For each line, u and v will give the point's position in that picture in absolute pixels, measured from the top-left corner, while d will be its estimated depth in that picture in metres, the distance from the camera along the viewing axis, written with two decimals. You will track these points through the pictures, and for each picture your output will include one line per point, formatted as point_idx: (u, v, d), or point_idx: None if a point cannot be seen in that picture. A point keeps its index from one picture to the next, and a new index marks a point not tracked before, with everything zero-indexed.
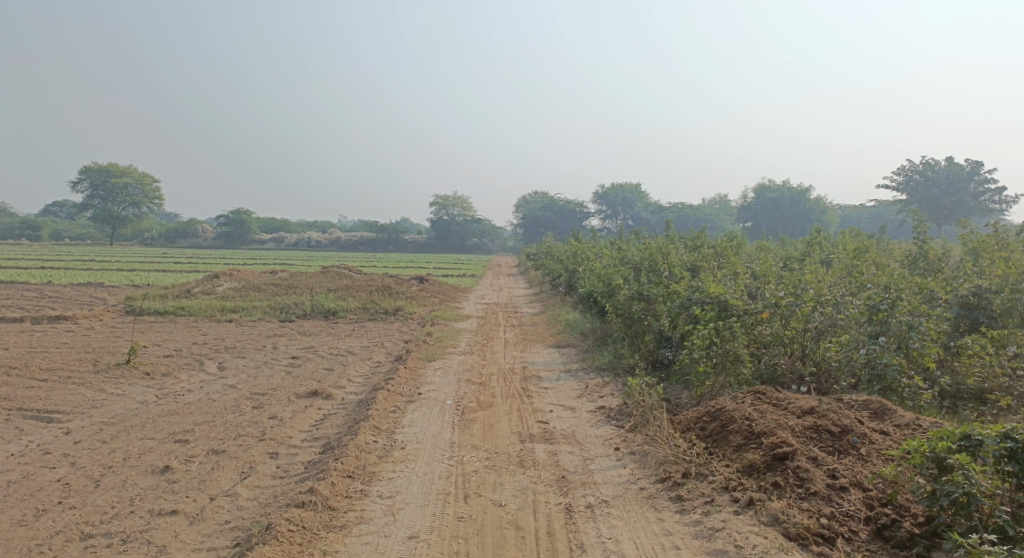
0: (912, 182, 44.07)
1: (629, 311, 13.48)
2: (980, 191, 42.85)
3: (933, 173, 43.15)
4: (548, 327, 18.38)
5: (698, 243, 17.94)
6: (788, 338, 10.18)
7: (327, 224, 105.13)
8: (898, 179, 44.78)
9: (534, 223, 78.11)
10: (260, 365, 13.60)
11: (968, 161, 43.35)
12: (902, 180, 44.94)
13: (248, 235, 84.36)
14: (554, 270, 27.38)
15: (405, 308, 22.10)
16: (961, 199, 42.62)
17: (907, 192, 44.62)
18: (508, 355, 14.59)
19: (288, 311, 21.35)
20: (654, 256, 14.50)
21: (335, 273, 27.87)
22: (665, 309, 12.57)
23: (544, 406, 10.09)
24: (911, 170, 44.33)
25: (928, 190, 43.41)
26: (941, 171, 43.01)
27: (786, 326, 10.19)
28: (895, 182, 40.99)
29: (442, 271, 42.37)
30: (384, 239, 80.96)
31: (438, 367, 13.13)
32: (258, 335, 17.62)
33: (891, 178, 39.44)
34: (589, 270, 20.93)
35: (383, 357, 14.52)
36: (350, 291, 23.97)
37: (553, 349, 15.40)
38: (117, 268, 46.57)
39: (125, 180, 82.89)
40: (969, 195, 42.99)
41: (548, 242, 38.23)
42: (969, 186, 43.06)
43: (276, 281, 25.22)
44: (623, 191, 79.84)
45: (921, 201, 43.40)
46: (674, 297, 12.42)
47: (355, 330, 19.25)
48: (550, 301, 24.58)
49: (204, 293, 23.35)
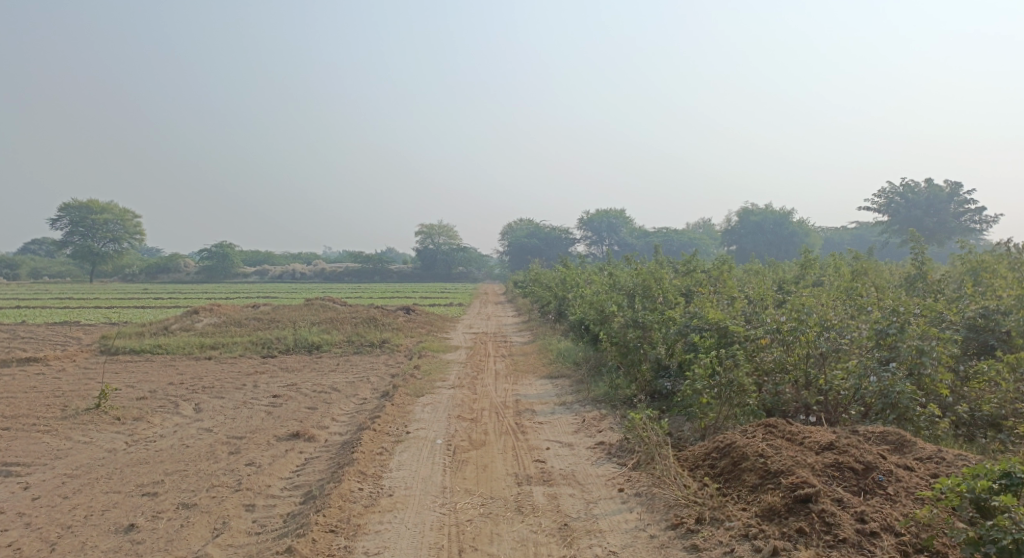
0: (894, 203, 44.20)
1: (623, 338, 13.01)
2: (961, 211, 42.98)
3: (914, 193, 43.29)
4: (539, 357, 17.85)
5: (690, 267, 17.57)
6: (791, 365, 9.74)
7: (312, 256, 104.39)
8: (881, 199, 44.89)
9: (520, 250, 77.84)
10: (239, 405, 12.98)
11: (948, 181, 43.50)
12: (885, 201, 45.05)
13: (231, 269, 83.43)
14: (542, 297, 26.91)
15: (391, 340, 21.51)
16: (943, 219, 42.74)
17: (889, 212, 44.72)
18: (499, 387, 14.05)
19: (270, 347, 20.70)
20: (647, 281, 14.07)
21: (319, 305, 27.27)
22: (662, 336, 12.12)
23: (540, 443, 9.55)
24: (893, 190, 44.46)
25: (910, 211, 43.52)
26: (921, 191, 43.13)
27: (790, 352, 9.76)
28: (877, 203, 41.05)
29: (429, 300, 41.82)
30: (369, 270, 80.36)
31: (426, 402, 12.56)
32: (238, 373, 16.97)
33: (874, 199, 39.43)
34: (579, 297, 20.48)
35: (369, 393, 13.94)
36: (335, 324, 23.36)
37: (545, 380, 14.87)
38: (95, 305, 45.55)
39: (105, 217, 81.91)
40: (950, 215, 43.08)
41: (535, 269, 37.82)
42: (950, 205, 43.17)
43: (258, 315, 24.57)
44: (608, 217, 79.83)
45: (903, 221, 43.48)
46: (670, 324, 11.99)
47: (340, 365, 18.64)
48: (539, 330, 24.07)
49: (183, 330, 22.66)
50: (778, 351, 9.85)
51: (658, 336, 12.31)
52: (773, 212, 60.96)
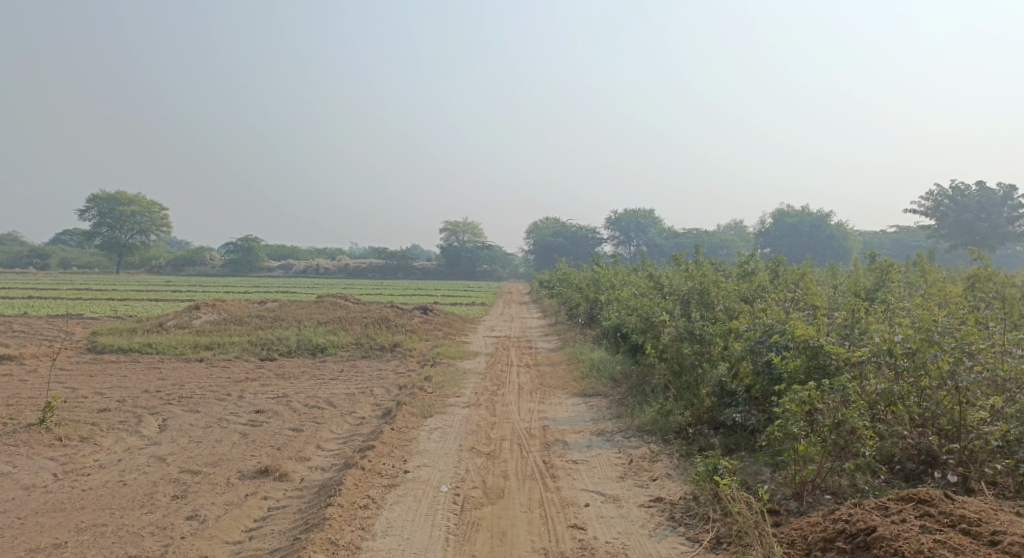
0: (941, 206, 40.99)
1: (677, 351, 10.71)
2: (1013, 216, 39.87)
3: (964, 196, 40.25)
4: (569, 369, 15.54)
5: (745, 269, 15.16)
6: (902, 396, 7.56)
7: (336, 252, 103.17)
8: (927, 202, 41.89)
9: (547, 249, 75.58)
10: (212, 422, 10.86)
11: (1001, 184, 40.31)
12: (932, 204, 41.97)
13: (255, 262, 82.21)
14: (571, 298, 24.57)
15: (404, 344, 19.34)
16: (995, 223, 39.59)
17: (935, 217, 41.66)
18: (525, 409, 11.75)
19: (269, 349, 18.62)
20: (701, 280, 11.72)
21: (329, 302, 25.22)
22: (728, 350, 9.83)
23: (576, 496, 7.29)
24: (941, 193, 41.51)
25: (959, 215, 40.41)
26: (972, 195, 40.06)
27: (902, 382, 7.62)
28: (923, 207, 38.26)
29: (450, 299, 39.69)
30: (392, 267, 78.65)
31: (434, 427, 10.32)
32: (227, 379, 14.88)
33: (921, 200, 36.71)
34: (616, 301, 18.12)
35: (369, 411, 11.74)
36: (344, 324, 21.24)
37: (578, 399, 12.57)
38: (110, 297, 44.07)
39: (132, 208, 80.97)
40: (1003, 219, 39.95)
41: (563, 269, 35.52)
42: (1002, 210, 40.04)
43: (262, 312, 22.51)
44: (637, 217, 77.42)
45: (952, 227, 40.40)
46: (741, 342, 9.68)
47: (344, 372, 16.49)
48: (568, 335, 21.71)
49: (178, 327, 20.68)
50: (889, 381, 7.68)
51: (721, 354, 10.02)
52: (810, 215, 58.07)
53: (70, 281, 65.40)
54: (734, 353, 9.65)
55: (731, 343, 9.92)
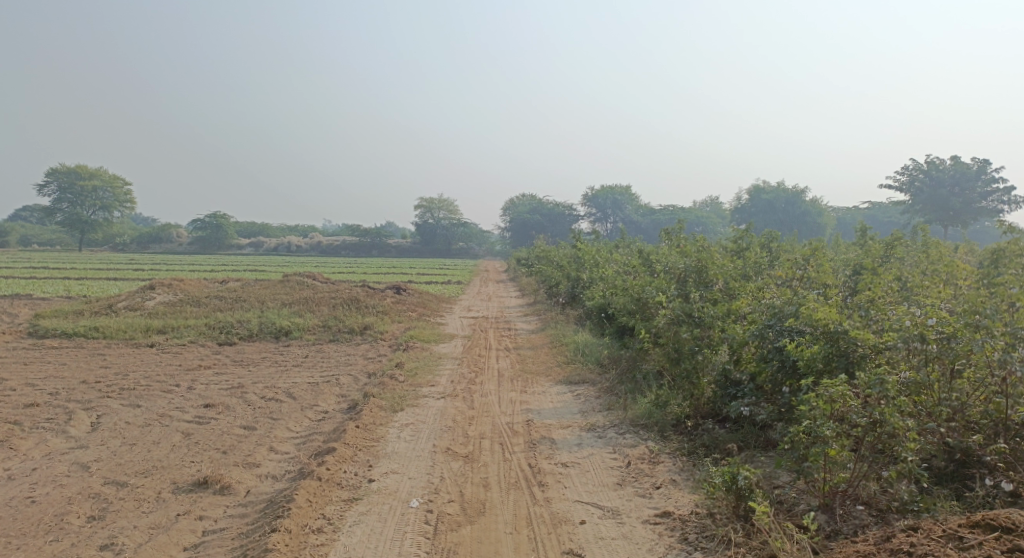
0: (916, 182, 40.38)
1: (671, 335, 9.60)
2: (988, 190, 39.24)
3: (939, 171, 39.54)
4: (552, 353, 14.46)
5: (740, 240, 14.04)
6: (939, 388, 6.61)
7: (307, 230, 101.00)
8: (902, 178, 41.16)
9: (523, 226, 74.34)
10: (153, 419, 9.62)
11: (976, 158, 39.62)
12: (907, 180, 41.36)
13: (224, 240, 79.95)
14: (551, 277, 23.46)
15: (375, 326, 18.12)
16: (969, 199, 39.10)
17: (911, 192, 40.98)
18: (507, 400, 10.65)
19: (228, 333, 17.30)
20: (697, 256, 10.63)
21: (295, 282, 23.85)
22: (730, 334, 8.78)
23: (569, 511, 6.22)
24: (917, 168, 40.80)
25: (934, 190, 39.70)
26: (947, 169, 39.35)
27: (935, 370, 6.64)
28: (898, 181, 37.51)
29: (426, 278, 38.46)
30: (365, 244, 77.01)
31: (405, 424, 9.19)
32: (178, 367, 13.59)
33: (896, 176, 35.89)
34: (600, 280, 17.03)
35: (333, 404, 10.56)
36: (310, 305, 19.96)
37: (563, 388, 11.50)
38: (66, 276, 42.09)
39: (95, 183, 78.00)
40: (978, 194, 39.31)
41: (540, 246, 34.36)
42: (977, 184, 39.37)
43: (222, 293, 21.09)
44: (613, 194, 76.40)
45: (928, 201, 39.73)
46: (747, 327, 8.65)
47: (309, 358, 15.27)
48: (548, 315, 20.62)
49: (131, 308, 19.26)
50: (917, 369, 6.71)
51: (723, 339, 8.96)
52: (785, 191, 57.37)
53: (30, 260, 62.85)
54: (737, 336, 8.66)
55: (735, 327, 8.85)
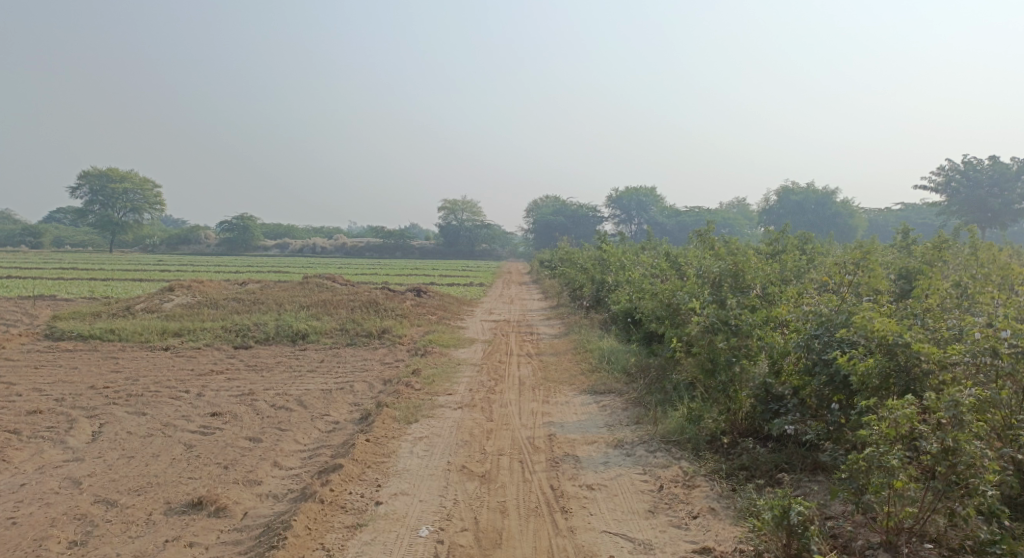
0: (952, 182, 38.96)
1: (706, 344, 8.95)
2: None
3: (976, 171, 38.11)
4: (576, 360, 13.82)
5: (775, 241, 13.27)
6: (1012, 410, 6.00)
7: (332, 232, 101.27)
8: (936, 180, 39.78)
9: (547, 228, 73.63)
10: (156, 429, 9.15)
11: (1014, 158, 38.17)
12: (942, 180, 39.99)
13: (251, 241, 80.30)
14: (576, 279, 22.81)
15: (393, 330, 17.60)
16: (1008, 199, 37.70)
17: (945, 193, 39.60)
18: (528, 411, 10.03)
19: (244, 337, 16.88)
20: (733, 259, 9.96)
21: (315, 284, 23.44)
22: (772, 345, 8.14)
23: (595, 544, 5.64)
24: (952, 169, 39.41)
25: (970, 191, 38.29)
26: (984, 169, 37.93)
27: (1008, 390, 6.05)
28: (933, 182, 36.25)
29: (448, 280, 38.04)
30: (389, 246, 76.85)
31: (419, 437, 8.61)
32: (190, 372, 13.15)
33: (928, 177, 34.68)
34: (626, 284, 16.36)
35: (345, 413, 10.02)
36: (328, 308, 19.51)
37: (588, 399, 10.86)
38: (91, 277, 42.21)
39: (125, 185, 78.78)
40: (1016, 196, 37.85)
41: (563, 248, 33.70)
42: (1016, 185, 37.90)
43: (241, 295, 20.72)
44: (638, 195, 75.44)
45: (963, 203, 38.34)
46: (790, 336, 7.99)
47: (324, 363, 14.78)
48: (572, 319, 19.95)
49: (147, 310, 18.93)
50: (987, 388, 6.10)
51: (763, 349, 8.32)
52: (814, 192, 56.03)
53: (60, 261, 63.51)
54: (779, 347, 8.02)
55: (777, 337, 8.20)
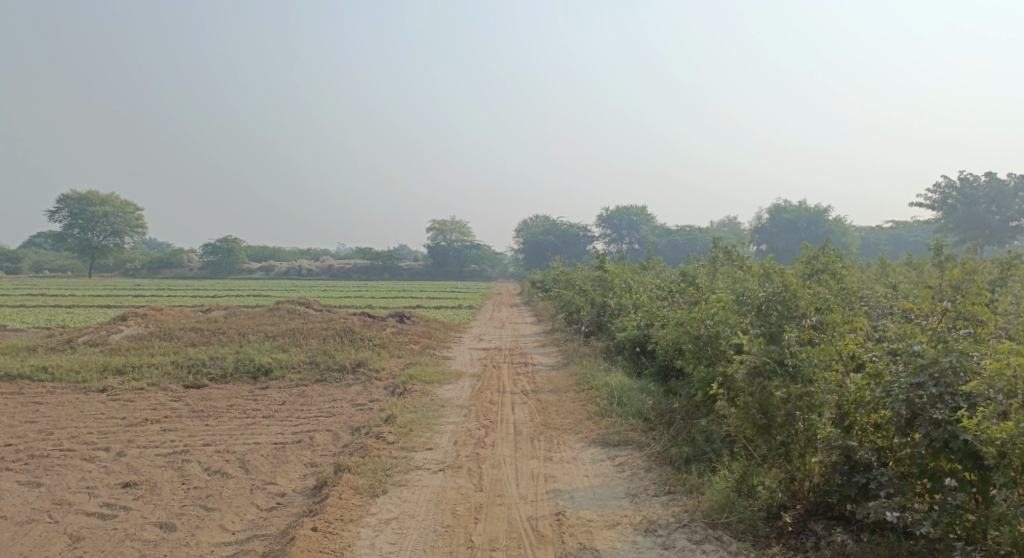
0: (950, 198, 36.73)
1: (756, 391, 6.92)
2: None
3: (972, 188, 35.67)
4: (580, 398, 11.79)
5: (816, 258, 11.28)
6: None
7: (319, 254, 99.32)
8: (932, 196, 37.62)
9: (536, 248, 71.59)
10: (43, 510, 7.05)
11: (1011, 175, 36.11)
12: (939, 197, 37.87)
13: (234, 264, 77.97)
14: (572, 302, 20.79)
15: (369, 363, 15.51)
16: (1006, 216, 35.61)
17: (941, 210, 37.43)
18: (527, 474, 7.98)
19: (197, 374, 14.71)
20: (782, 280, 7.84)
21: (287, 310, 21.38)
22: (843, 394, 6.19)
23: None
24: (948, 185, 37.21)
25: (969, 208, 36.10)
26: (981, 185, 35.80)
27: None
28: (929, 199, 34.21)
29: (437, 302, 36.01)
30: (377, 268, 74.85)
31: (386, 520, 6.56)
32: (120, 422, 10.99)
33: (924, 193, 32.55)
34: (635, 310, 14.36)
35: (295, 480, 7.92)
36: (298, 338, 17.40)
37: (601, 455, 8.82)
38: (59, 303, 39.93)
39: (105, 208, 76.44)
40: (1015, 212, 35.73)
41: (556, 268, 31.69)
42: (1015, 201, 35.74)
43: (200, 324, 18.55)
44: (628, 214, 73.80)
45: (959, 221, 36.08)
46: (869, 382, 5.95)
47: (286, 404, 12.68)
48: (569, 347, 17.91)
49: (92, 343, 16.77)
50: None
51: (831, 397, 6.33)
52: (807, 210, 54.44)
53: (35, 286, 61.01)
54: (852, 395, 6.11)
55: (851, 381, 6.27)
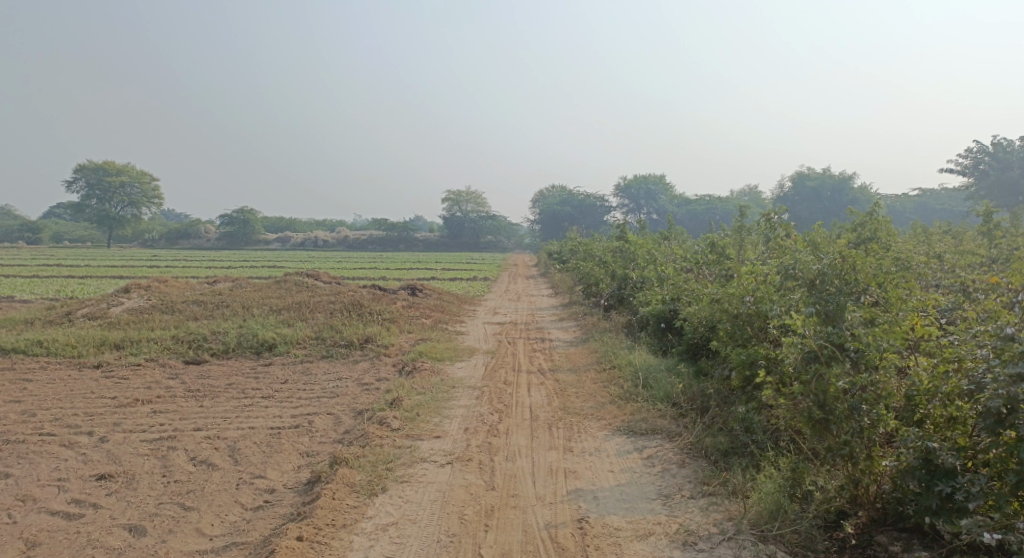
0: (981, 164, 34.98)
1: (811, 379, 6.08)
2: None
3: (1006, 152, 34.09)
4: (602, 379, 10.93)
5: (864, 225, 10.22)
6: None
7: (335, 225, 98.79)
8: (962, 162, 35.94)
9: (553, 218, 70.49)
10: (3, 509, 6.33)
11: None
12: (970, 163, 36.08)
13: (250, 234, 77.48)
14: (591, 274, 19.84)
15: (378, 338, 14.71)
16: None
17: (972, 175, 35.72)
18: (545, 469, 7.13)
19: (197, 349, 13.97)
20: (840, 250, 6.79)
21: (296, 283, 20.61)
22: (914, 384, 5.64)
23: None
24: (981, 150, 35.47)
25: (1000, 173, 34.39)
26: (1015, 150, 34.02)
27: None
28: (960, 165, 32.62)
29: (453, 274, 35.18)
30: (393, 238, 74.12)
31: (383, 528, 5.77)
32: (109, 402, 10.27)
33: (955, 158, 31.01)
34: (660, 283, 13.43)
35: (287, 473, 7.14)
36: (304, 311, 16.63)
37: (626, 446, 7.97)
38: (72, 274, 39.47)
39: (121, 178, 76.08)
40: None
41: (574, 238, 30.69)
42: None
43: (204, 296, 17.81)
44: (647, 183, 72.31)
45: (991, 188, 34.33)
46: (947, 369, 5.43)
47: (288, 383, 11.91)
48: (588, 321, 17.02)
49: (92, 316, 16.09)
50: None
51: (901, 387, 5.74)
52: (831, 177, 52.78)
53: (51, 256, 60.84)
54: (923, 384, 5.58)
55: (921, 369, 5.71)
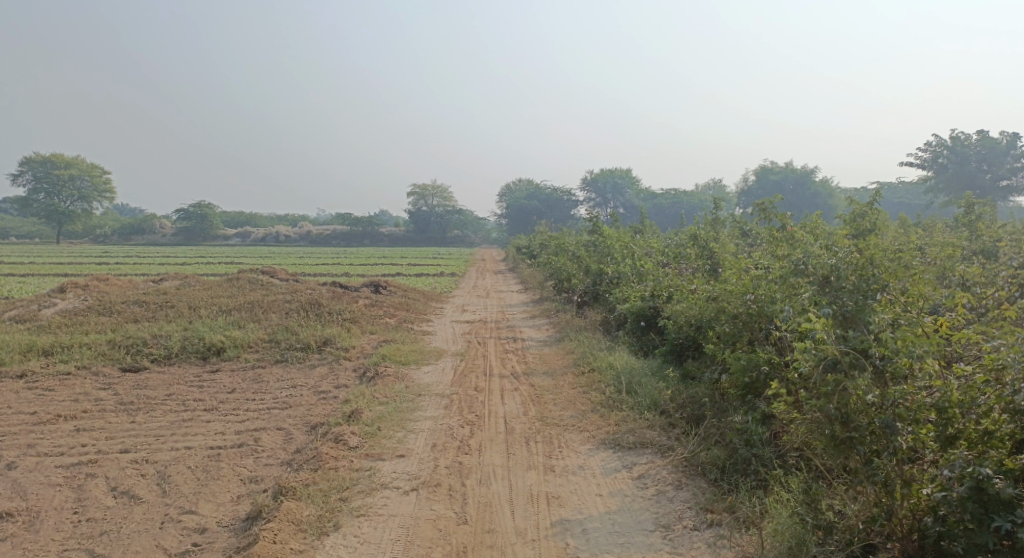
0: (940, 156, 34.73)
1: (830, 391, 5.08)
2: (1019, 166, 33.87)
3: (964, 145, 33.82)
4: (581, 384, 10.02)
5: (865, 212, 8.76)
6: None
7: (297, 220, 96.59)
8: (922, 155, 35.77)
9: (519, 212, 69.66)
10: None
11: (1003, 133, 34.28)
12: (929, 157, 35.89)
13: (208, 230, 75.10)
14: (562, 269, 18.93)
15: (337, 341, 13.62)
16: (997, 175, 33.89)
17: (932, 168, 35.50)
18: (525, 494, 6.19)
19: (136, 355, 12.74)
20: (855, 245, 6.07)
21: (250, 281, 19.35)
22: (945, 393, 4.74)
23: None
24: (941, 144, 35.22)
25: (958, 165, 34.18)
26: (972, 143, 33.76)
27: None
28: (920, 158, 32.43)
29: (418, 270, 34.04)
30: (356, 233, 72.44)
31: None
32: (26, 419, 9.06)
33: (916, 152, 30.78)
34: (640, 279, 12.57)
35: (225, 506, 6.10)
36: (257, 312, 15.45)
37: (615, 464, 7.06)
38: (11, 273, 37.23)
39: (71, 172, 73.13)
40: (1007, 170, 34.02)
41: (542, 233, 29.80)
42: (1005, 158, 33.98)
43: (148, 297, 16.50)
44: (613, 177, 71.81)
45: (951, 181, 34.01)
46: (989, 380, 4.64)
47: (235, 393, 10.79)
48: (562, 319, 16.12)
49: (21, 320, 14.71)
50: None
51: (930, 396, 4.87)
52: (793, 171, 52.76)
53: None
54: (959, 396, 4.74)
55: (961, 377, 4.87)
